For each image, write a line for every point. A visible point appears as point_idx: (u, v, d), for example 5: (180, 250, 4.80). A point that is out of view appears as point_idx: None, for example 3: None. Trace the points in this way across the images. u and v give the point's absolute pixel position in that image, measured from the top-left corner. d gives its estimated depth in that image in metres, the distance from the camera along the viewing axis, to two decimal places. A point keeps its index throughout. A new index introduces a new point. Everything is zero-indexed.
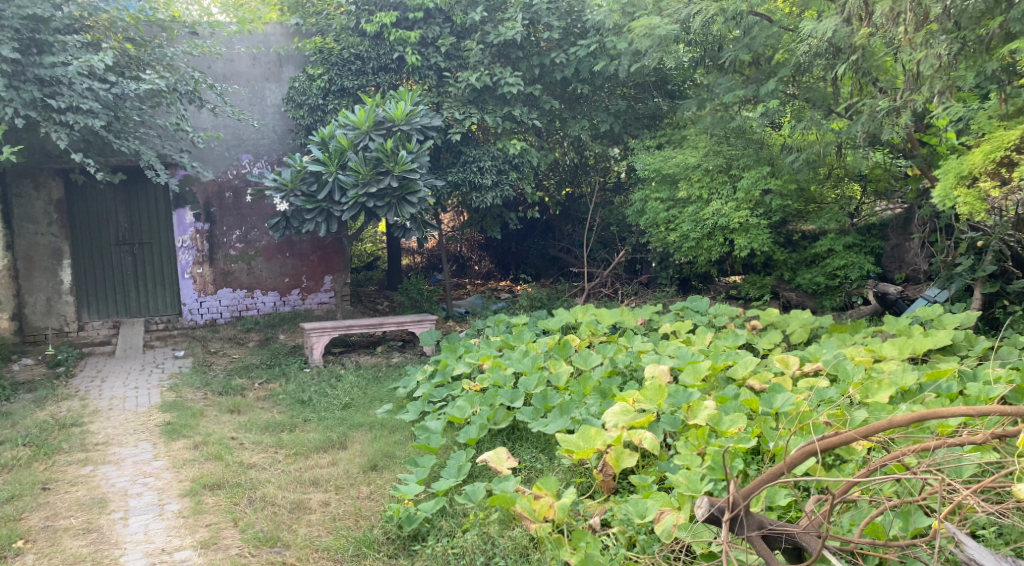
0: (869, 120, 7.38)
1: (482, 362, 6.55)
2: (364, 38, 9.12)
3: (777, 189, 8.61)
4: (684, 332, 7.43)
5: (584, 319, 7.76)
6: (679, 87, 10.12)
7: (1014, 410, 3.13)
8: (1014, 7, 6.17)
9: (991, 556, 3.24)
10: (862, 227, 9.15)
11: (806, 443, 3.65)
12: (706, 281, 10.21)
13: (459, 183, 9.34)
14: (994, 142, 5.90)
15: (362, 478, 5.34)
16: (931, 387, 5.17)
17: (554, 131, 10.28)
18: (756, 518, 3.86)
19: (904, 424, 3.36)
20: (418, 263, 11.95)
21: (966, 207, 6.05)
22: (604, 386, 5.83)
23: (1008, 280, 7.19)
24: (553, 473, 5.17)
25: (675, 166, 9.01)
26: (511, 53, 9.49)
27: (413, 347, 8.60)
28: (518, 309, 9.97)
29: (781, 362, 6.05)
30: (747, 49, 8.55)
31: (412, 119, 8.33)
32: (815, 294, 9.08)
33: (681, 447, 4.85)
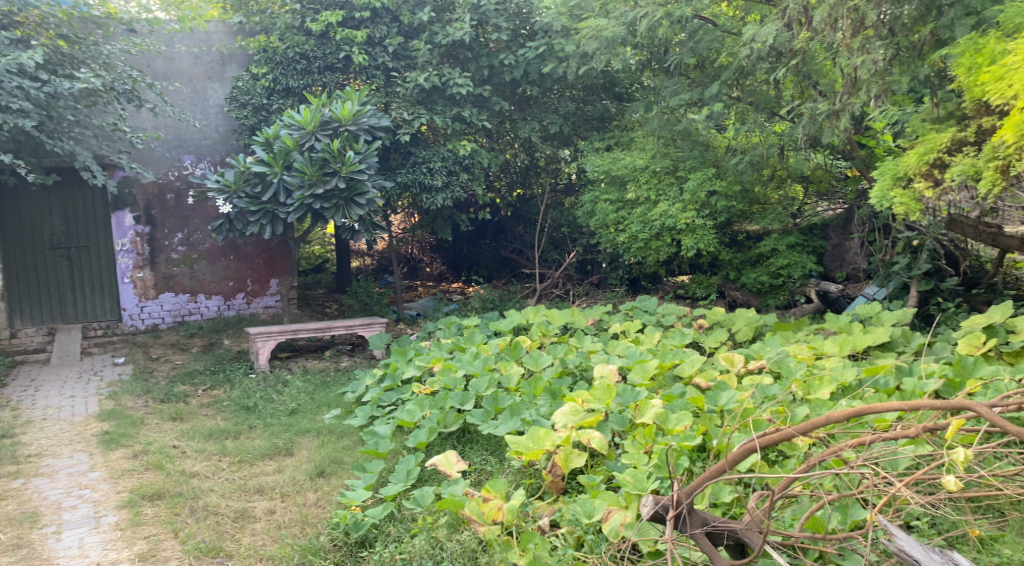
0: (810, 123, 7.52)
1: (432, 365, 6.53)
2: (310, 37, 9.01)
3: (722, 190, 8.75)
4: (633, 332, 7.50)
5: (536, 320, 7.78)
6: (626, 90, 10.22)
7: (943, 403, 3.22)
8: (944, 14, 6.36)
9: (920, 546, 3.34)
10: (804, 227, 9.33)
11: (747, 440, 3.74)
12: (655, 281, 10.32)
13: (409, 184, 9.27)
14: (927, 144, 6.09)
15: (309, 485, 5.29)
16: (869, 383, 5.30)
17: (504, 132, 10.28)
18: (700, 515, 3.95)
19: (840, 420, 3.44)
20: (368, 265, 11.86)
21: (902, 207, 6.21)
22: (554, 387, 5.86)
23: (941, 277, 7.49)
24: (502, 475, 5.18)
25: (624, 168, 9.10)
26: (460, 54, 9.41)
27: (362, 350, 8.54)
28: (470, 311, 9.96)
29: (726, 360, 6.15)
30: (691, 53, 8.67)
31: (360, 119, 8.27)
32: (760, 294, 9.20)
33: (629, 446, 4.89)
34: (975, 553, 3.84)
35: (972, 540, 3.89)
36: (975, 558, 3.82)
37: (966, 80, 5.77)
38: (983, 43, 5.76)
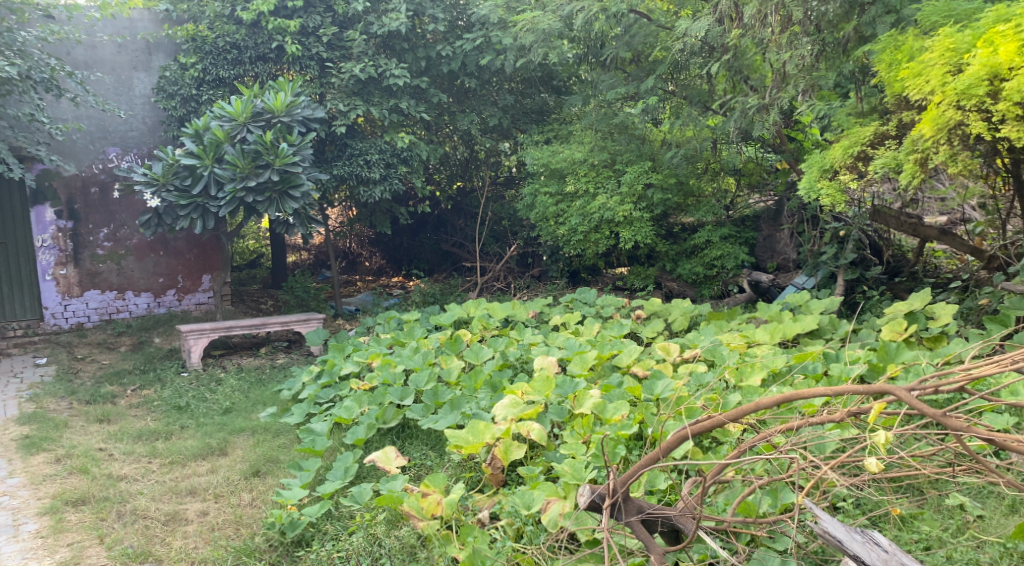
0: (741, 117, 7.69)
1: (371, 361, 6.48)
2: (240, 26, 8.83)
3: (658, 183, 8.86)
4: (574, 323, 7.56)
5: (476, 313, 7.78)
6: (564, 83, 10.28)
7: (866, 388, 3.31)
8: (865, 12, 6.56)
9: (843, 527, 3.43)
10: (737, 219, 9.46)
11: (681, 428, 3.82)
12: (594, 273, 10.41)
13: (345, 177, 9.15)
14: (852, 138, 6.29)
15: (243, 485, 5.22)
16: (798, 368, 5.47)
17: (443, 125, 10.24)
18: (636, 503, 4.02)
19: (770, 406, 3.52)
20: (305, 259, 11.72)
21: (829, 198, 6.39)
22: (494, 380, 5.87)
23: (866, 267, 7.69)
24: (442, 469, 5.18)
25: (563, 161, 9.18)
26: (396, 45, 9.32)
27: (299, 347, 8.43)
28: (410, 305, 9.90)
29: (663, 349, 6.24)
30: (627, 47, 8.77)
31: (293, 110, 8.16)
32: (695, 284, 9.42)
33: (568, 436, 4.93)
34: (895, 531, 4.00)
35: (893, 518, 4.05)
36: (895, 535, 3.98)
37: (887, 75, 5.95)
38: (902, 40, 5.95)
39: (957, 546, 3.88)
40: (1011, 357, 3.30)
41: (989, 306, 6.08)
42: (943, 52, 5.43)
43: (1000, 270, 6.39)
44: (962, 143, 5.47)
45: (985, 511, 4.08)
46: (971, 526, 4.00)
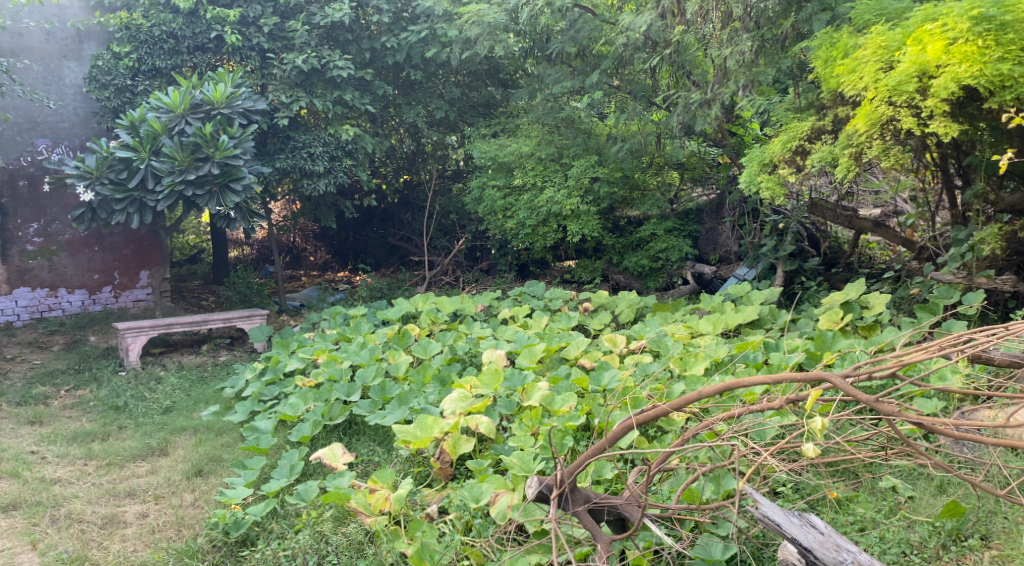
0: (684, 112, 7.81)
1: (317, 357, 6.45)
2: (177, 15, 8.62)
3: (604, 177, 8.97)
4: (522, 317, 7.62)
5: (425, 308, 7.77)
6: (510, 77, 10.26)
7: (803, 375, 3.41)
8: (803, 9, 6.71)
9: (781, 511, 3.54)
10: (680, 212, 9.60)
11: (626, 418, 3.89)
12: (542, 266, 10.47)
13: (288, 169, 9.02)
14: (790, 133, 6.44)
15: (185, 485, 5.15)
16: (739, 358, 5.61)
17: (388, 117, 10.17)
18: (583, 493, 4.09)
19: (711, 395, 3.61)
20: (248, 254, 11.56)
21: (768, 192, 6.53)
22: (442, 374, 5.90)
23: (804, 258, 7.90)
24: (390, 464, 5.17)
25: (510, 155, 9.20)
26: (339, 35, 9.26)
27: (242, 344, 8.32)
28: (357, 300, 9.85)
29: (610, 341, 6.33)
30: (572, 41, 8.83)
31: (234, 102, 8.03)
32: (641, 277, 9.53)
33: (516, 429, 4.96)
34: (832, 514, 4.13)
35: (830, 501, 4.18)
36: (832, 518, 4.12)
37: (823, 71, 6.11)
38: (837, 37, 6.11)
39: (889, 527, 4.02)
40: (940, 344, 3.44)
41: (919, 295, 6.30)
42: (876, 50, 5.56)
43: (930, 261, 6.65)
44: (893, 138, 5.70)
45: (915, 492, 4.23)
46: (903, 507, 4.15)
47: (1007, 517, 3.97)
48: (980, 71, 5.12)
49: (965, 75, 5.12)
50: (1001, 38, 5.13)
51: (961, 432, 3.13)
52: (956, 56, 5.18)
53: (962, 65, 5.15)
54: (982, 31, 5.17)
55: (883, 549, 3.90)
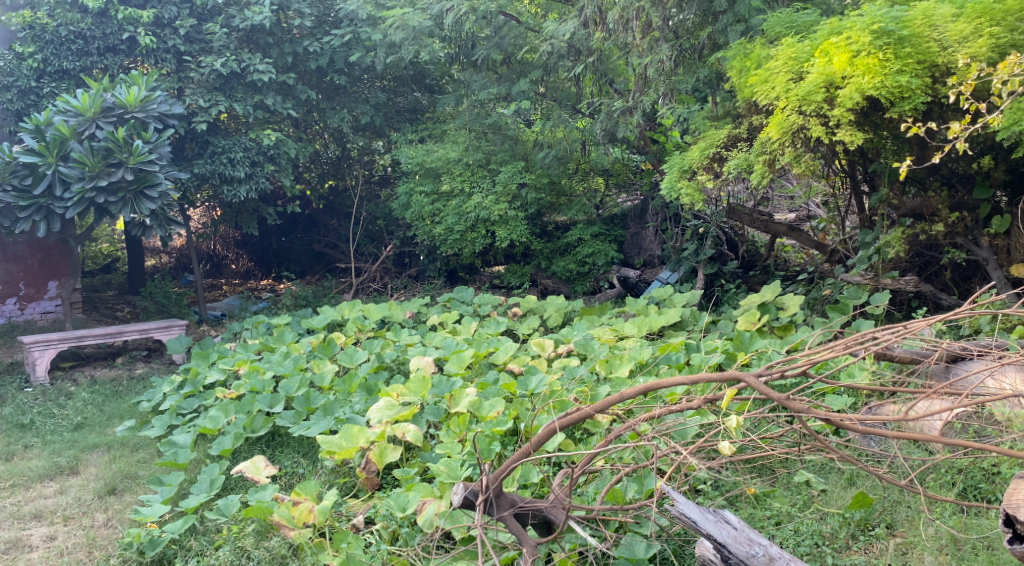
0: (607, 119, 7.95)
1: (238, 368, 6.31)
2: (86, 15, 8.34)
3: (532, 183, 9.07)
4: (451, 323, 7.61)
5: (351, 315, 7.68)
6: (436, 82, 10.22)
7: (720, 375, 3.49)
8: (719, 20, 6.91)
9: (699, 509, 3.62)
10: (606, 217, 9.70)
11: (549, 422, 3.94)
12: (471, 271, 10.47)
13: (207, 175, 8.82)
14: (708, 140, 6.64)
15: (97, 505, 4.99)
16: (663, 359, 5.71)
17: (312, 122, 10.02)
18: (508, 497, 4.13)
19: (633, 397, 3.68)
20: (166, 263, 11.26)
21: (688, 197, 6.69)
22: (369, 383, 5.83)
23: (724, 261, 8.09)
24: (315, 476, 5.10)
25: (437, 160, 9.19)
26: (260, 39, 9.06)
27: (160, 356, 8.10)
28: (281, 308, 9.68)
29: (537, 346, 6.38)
30: (497, 48, 8.89)
31: (148, 106, 7.83)
32: (569, 280, 9.61)
33: (443, 436, 4.95)
34: (750, 510, 4.25)
35: (748, 497, 4.31)
36: (750, 513, 4.24)
37: (738, 80, 6.31)
38: (750, 48, 6.31)
39: (804, 519, 4.16)
40: (845, 342, 3.57)
41: (831, 296, 6.51)
42: (787, 61, 5.78)
43: (841, 263, 6.88)
44: (804, 145, 5.92)
45: (827, 485, 4.39)
46: (816, 500, 4.30)
47: (910, 505, 4.16)
48: (882, 82, 5.31)
49: (868, 85, 5.31)
50: (900, 52, 5.33)
51: (865, 427, 3.25)
52: (859, 67, 5.37)
53: (866, 77, 5.34)
54: (882, 45, 5.37)
55: (797, 541, 4.03)
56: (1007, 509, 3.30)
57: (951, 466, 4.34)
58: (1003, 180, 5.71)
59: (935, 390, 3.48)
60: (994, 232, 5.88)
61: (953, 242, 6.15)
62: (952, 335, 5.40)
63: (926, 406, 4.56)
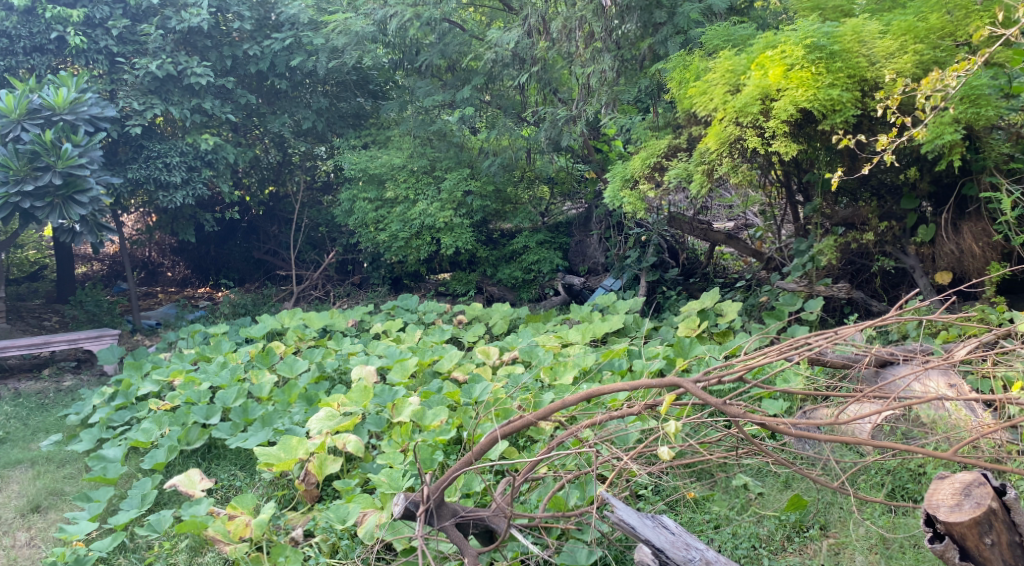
0: (551, 128, 8.03)
1: (172, 379, 6.14)
2: (12, 13, 8.05)
3: (477, 190, 9.05)
4: (394, 331, 7.53)
5: (291, 324, 7.54)
6: (380, 88, 10.08)
7: (658, 381, 3.58)
8: (659, 31, 7.00)
9: (636, 515, 3.66)
10: (551, 225, 9.71)
11: (491, 431, 3.97)
12: (416, 279, 10.35)
13: (140, 181, 8.61)
14: (649, 150, 6.72)
15: (19, 524, 4.81)
16: (606, 365, 5.74)
17: (252, 127, 9.86)
18: (449, 508, 4.10)
19: (575, 404, 3.75)
20: (98, 271, 10.95)
21: (630, 207, 6.75)
22: (309, 393, 5.73)
23: (665, 269, 8.19)
24: (252, 489, 5.00)
25: (382, 166, 9.11)
26: (197, 42, 8.91)
27: (90, 367, 7.87)
28: (219, 317, 9.49)
29: (483, 353, 6.35)
30: (441, 55, 8.87)
31: (78, 108, 7.59)
32: (514, 288, 9.60)
33: (385, 446, 4.89)
34: (689, 514, 4.30)
35: (687, 501, 4.36)
36: (690, 517, 4.29)
37: (678, 92, 6.40)
38: (689, 61, 6.41)
39: (741, 522, 4.22)
40: (779, 348, 3.77)
41: (768, 302, 6.62)
42: (724, 73, 5.89)
43: (777, 271, 7.03)
44: (741, 156, 6.06)
45: (764, 488, 4.46)
46: (753, 503, 4.35)
47: (843, 506, 4.24)
48: (814, 95, 5.43)
49: (802, 98, 5.44)
50: (831, 66, 5.47)
51: (797, 430, 3.35)
52: (793, 81, 5.50)
53: (799, 90, 5.47)
54: (815, 59, 5.49)
55: (734, 544, 4.08)
56: (927, 509, 3.39)
57: (881, 467, 4.44)
58: (928, 192, 5.91)
59: (866, 394, 3.59)
60: (920, 241, 6.07)
61: (882, 250, 6.32)
62: (882, 341, 5.53)
63: (856, 409, 4.68)
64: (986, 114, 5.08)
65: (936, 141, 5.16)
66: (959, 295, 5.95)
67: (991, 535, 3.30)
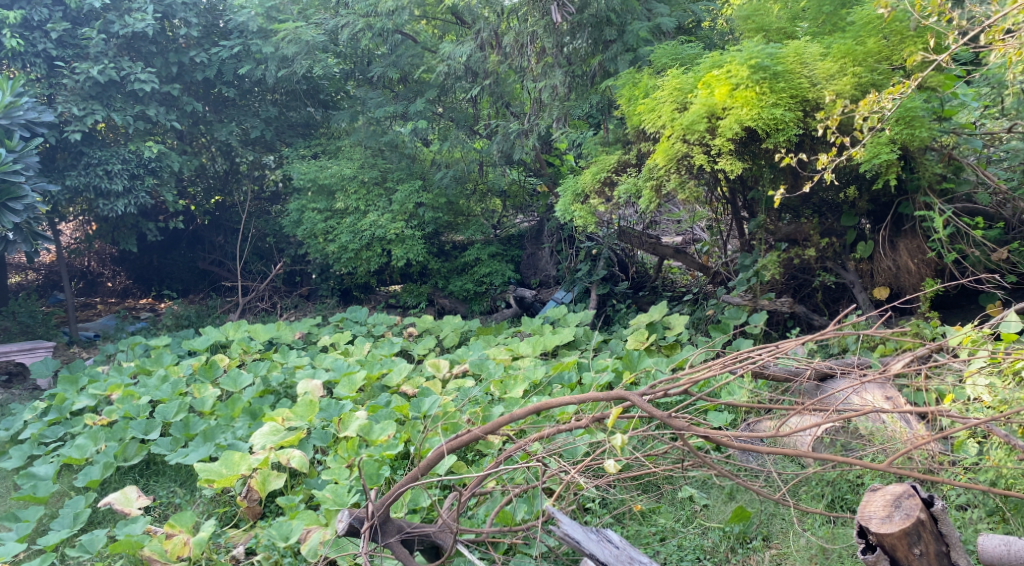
0: (503, 141, 8.07)
1: (110, 393, 5.97)
2: None
3: (428, 202, 9.00)
4: (343, 343, 7.44)
5: (236, 336, 7.39)
6: (331, 97, 9.93)
7: (605, 395, 3.62)
8: (608, 49, 7.10)
9: (582, 529, 3.65)
10: (503, 237, 9.71)
11: (438, 445, 3.97)
12: (366, 291, 10.24)
13: (80, 188, 8.40)
14: (599, 165, 6.77)
15: None
16: (556, 378, 5.74)
17: (198, 135, 9.70)
18: (395, 523, 4.05)
19: (523, 417, 3.77)
20: (33, 280, 10.62)
21: (581, 220, 6.79)
22: (253, 407, 5.62)
23: (615, 282, 8.24)
24: (192, 506, 4.88)
25: (331, 177, 8.99)
26: (142, 47, 8.74)
27: (22, 381, 7.60)
28: (161, 329, 9.27)
29: (432, 366, 6.30)
30: (394, 66, 8.92)
31: (13, 112, 7.37)
32: (466, 300, 9.54)
33: (331, 461, 4.80)
34: (636, 527, 4.31)
35: (634, 513, 4.37)
36: (636, 530, 4.30)
37: (627, 108, 6.46)
38: (638, 78, 6.48)
39: (687, 535, 4.24)
40: (723, 361, 3.84)
41: (714, 316, 6.71)
42: (672, 91, 5.97)
43: (723, 285, 7.11)
44: (688, 172, 6.13)
45: (709, 500, 4.48)
46: (698, 515, 4.38)
47: (785, 518, 4.29)
48: (758, 114, 5.53)
49: (746, 117, 5.54)
50: (774, 86, 5.56)
51: (739, 443, 3.40)
52: (738, 100, 5.59)
53: (744, 109, 5.56)
54: (759, 79, 5.60)
55: (679, 556, 4.11)
56: (859, 521, 3.44)
57: (821, 479, 4.50)
58: (866, 210, 6.05)
59: (807, 406, 3.67)
60: (859, 257, 6.20)
61: (824, 266, 6.42)
62: (823, 355, 5.62)
63: (799, 421, 4.76)
64: (920, 135, 5.23)
65: (873, 160, 5.27)
66: (896, 310, 6.08)
67: (920, 545, 3.36)
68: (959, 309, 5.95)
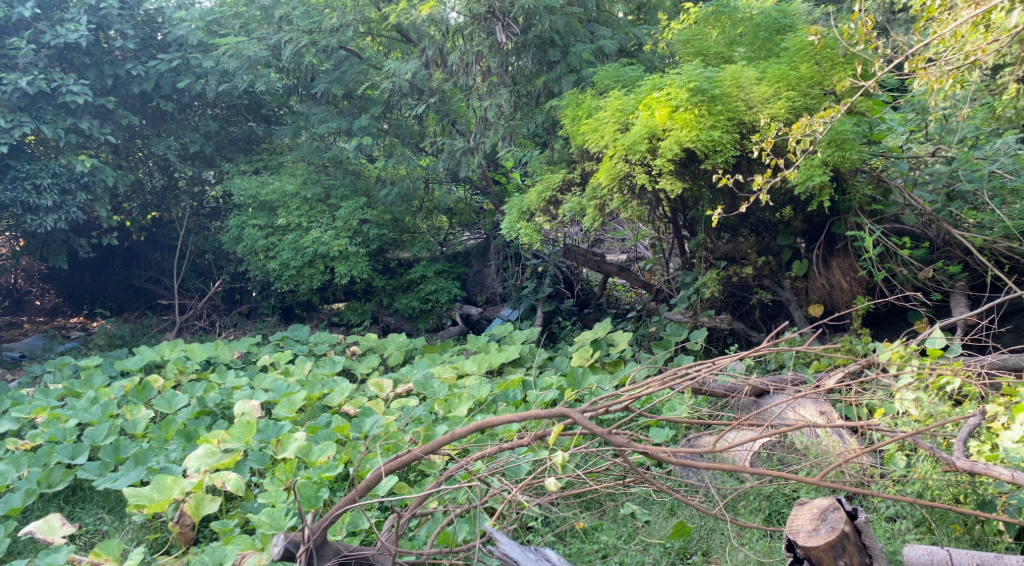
0: (449, 158, 8.04)
1: (35, 417, 5.76)
2: None
3: (373, 219, 8.93)
4: (283, 362, 7.30)
5: (172, 356, 7.21)
6: (273, 112, 9.91)
7: (545, 412, 3.63)
8: (552, 69, 7.18)
9: (520, 549, 3.63)
10: (449, 254, 9.68)
11: (377, 466, 3.92)
12: (308, 309, 10.08)
13: (6, 203, 8.14)
14: (545, 184, 6.78)
15: None
16: (500, 396, 5.69)
17: (134, 149, 9.48)
18: (333, 547, 3.99)
19: (464, 436, 3.75)
20: None
21: (527, 238, 6.80)
22: (188, 429, 5.47)
23: (561, 299, 8.26)
24: (120, 533, 4.73)
25: (273, 193, 8.89)
26: (74, 58, 8.51)
27: None
28: (93, 348, 9.01)
29: (375, 386, 6.21)
30: (338, 83, 8.75)
31: None
32: (411, 318, 9.41)
33: (267, 484, 4.67)
34: (578, 545, 4.30)
35: (576, 531, 4.36)
36: (578, 548, 4.29)
37: (571, 128, 6.50)
38: (581, 99, 6.55)
39: (629, 552, 4.24)
40: (661, 378, 3.88)
41: (657, 332, 6.77)
42: (614, 112, 6.03)
43: (666, 302, 7.18)
44: (630, 192, 6.19)
45: (650, 516, 4.49)
46: (640, 531, 4.39)
47: (724, 532, 4.29)
48: (697, 136, 5.61)
49: (685, 139, 5.61)
50: (712, 109, 5.65)
51: (676, 458, 3.43)
52: (678, 122, 5.67)
53: (683, 130, 5.64)
54: (697, 102, 5.68)
55: None
56: (788, 534, 3.48)
57: (759, 493, 4.55)
58: (801, 229, 6.17)
59: (744, 421, 3.71)
60: (795, 275, 6.30)
61: (761, 284, 6.53)
62: (760, 371, 5.70)
63: (737, 437, 4.81)
64: (851, 158, 5.35)
65: (807, 183, 5.38)
66: (831, 327, 6.21)
67: (845, 558, 3.40)
68: (889, 326, 6.10)
